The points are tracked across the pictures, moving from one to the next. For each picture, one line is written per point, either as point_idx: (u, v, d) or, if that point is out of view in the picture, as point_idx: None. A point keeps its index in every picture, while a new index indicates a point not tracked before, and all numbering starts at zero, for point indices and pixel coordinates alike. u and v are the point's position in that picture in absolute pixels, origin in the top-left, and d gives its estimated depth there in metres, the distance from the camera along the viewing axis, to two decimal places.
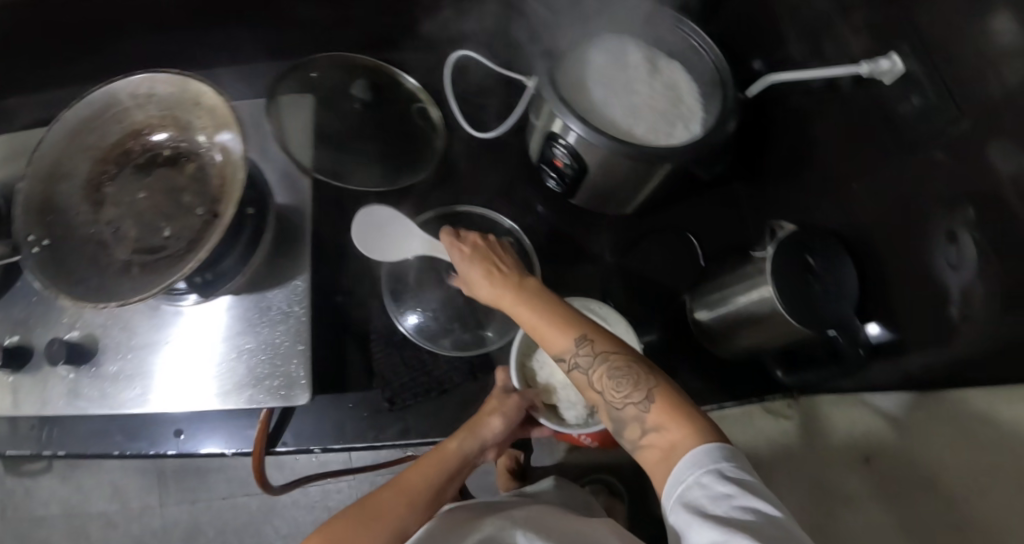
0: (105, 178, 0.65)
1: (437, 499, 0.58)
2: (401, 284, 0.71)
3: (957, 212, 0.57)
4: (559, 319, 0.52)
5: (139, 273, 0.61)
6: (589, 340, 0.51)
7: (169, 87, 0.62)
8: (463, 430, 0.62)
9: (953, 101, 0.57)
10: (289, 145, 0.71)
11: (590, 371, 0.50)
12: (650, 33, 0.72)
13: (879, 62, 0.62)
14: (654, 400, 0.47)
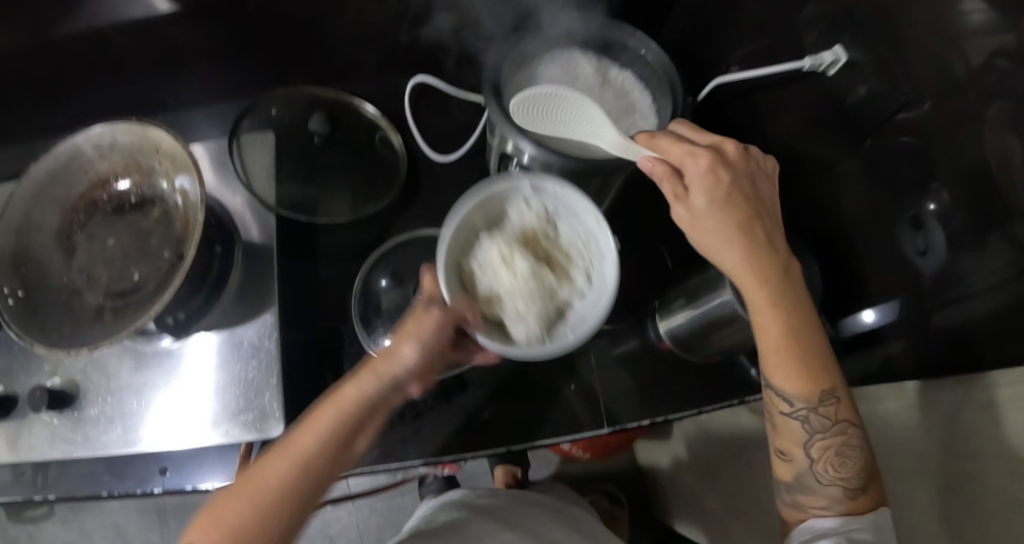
0: (74, 228, 0.66)
1: (341, 454, 0.48)
2: (371, 312, 0.72)
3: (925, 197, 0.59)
4: (801, 348, 0.51)
5: (111, 318, 0.62)
6: (834, 400, 0.52)
7: (129, 136, 0.64)
8: (366, 370, 0.51)
9: (900, 89, 0.60)
10: (252, 181, 0.73)
11: (815, 431, 0.52)
12: (601, 45, 0.73)
13: (823, 55, 0.65)
14: (858, 491, 0.52)
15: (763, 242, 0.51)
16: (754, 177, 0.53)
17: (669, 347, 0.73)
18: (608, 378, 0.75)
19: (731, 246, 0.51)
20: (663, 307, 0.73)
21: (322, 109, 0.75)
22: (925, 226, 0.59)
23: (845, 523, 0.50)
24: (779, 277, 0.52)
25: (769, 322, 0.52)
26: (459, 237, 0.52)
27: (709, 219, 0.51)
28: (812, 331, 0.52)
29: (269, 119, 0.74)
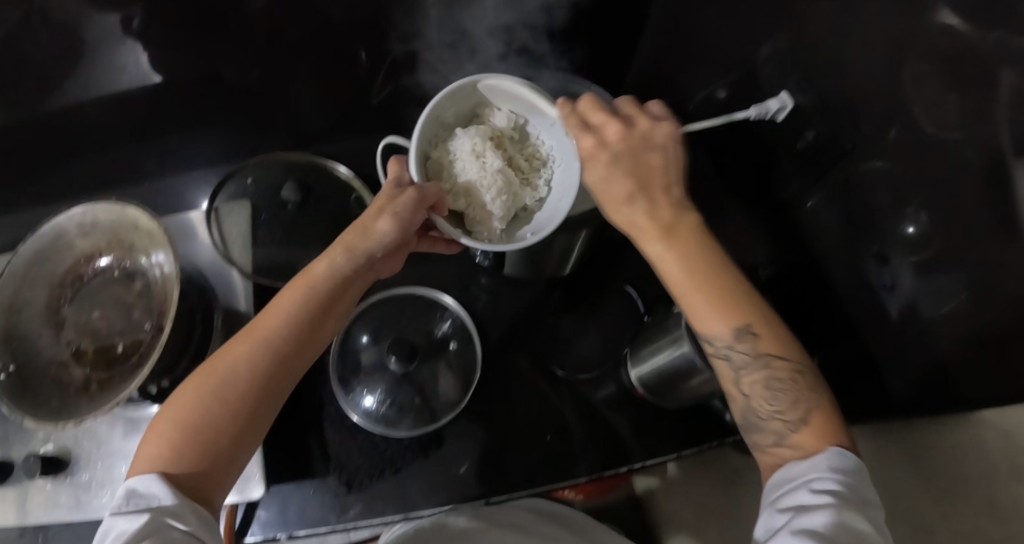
0: (61, 301, 0.70)
1: (314, 324, 0.55)
2: (349, 371, 0.74)
3: (899, 221, 0.59)
4: (712, 288, 0.52)
5: (97, 390, 0.65)
6: (754, 337, 0.51)
7: (109, 216, 0.67)
8: (339, 245, 0.56)
9: (846, 134, 0.63)
10: (228, 249, 0.77)
11: (742, 370, 0.52)
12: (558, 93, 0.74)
13: (771, 103, 0.62)
14: (803, 420, 0.50)
15: (651, 204, 0.53)
16: (644, 148, 0.54)
17: (642, 394, 0.75)
18: (585, 426, 0.75)
19: (625, 214, 0.53)
20: (634, 357, 0.74)
21: (295, 175, 0.78)
22: (896, 254, 0.61)
23: (801, 463, 0.48)
24: (672, 231, 0.53)
25: (675, 272, 0.52)
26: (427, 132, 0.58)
27: (608, 192, 0.54)
28: (722, 273, 0.52)
29: (246, 188, 0.77)
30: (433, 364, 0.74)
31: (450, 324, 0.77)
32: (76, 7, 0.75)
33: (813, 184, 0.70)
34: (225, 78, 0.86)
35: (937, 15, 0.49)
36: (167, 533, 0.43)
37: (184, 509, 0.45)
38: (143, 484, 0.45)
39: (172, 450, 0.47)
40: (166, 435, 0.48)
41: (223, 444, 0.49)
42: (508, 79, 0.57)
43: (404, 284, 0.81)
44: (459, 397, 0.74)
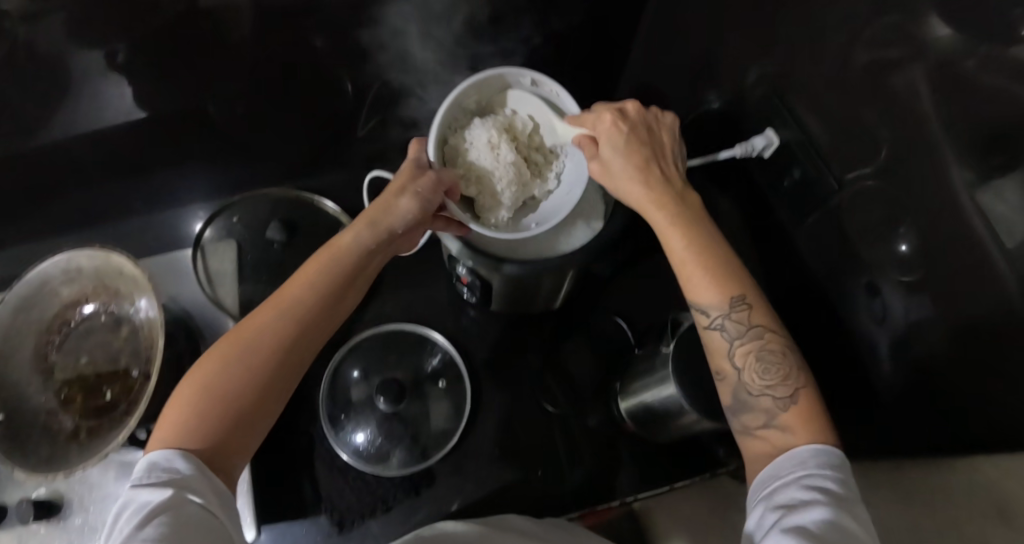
0: (49, 347, 0.69)
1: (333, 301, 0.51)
2: (338, 410, 0.75)
3: (894, 236, 0.55)
4: (709, 257, 0.49)
5: (86, 437, 0.65)
6: (747, 305, 0.47)
7: (93, 261, 0.67)
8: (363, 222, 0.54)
9: (830, 172, 0.63)
10: (217, 290, 0.77)
11: (735, 341, 0.47)
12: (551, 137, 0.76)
13: (757, 140, 0.71)
14: (796, 395, 0.45)
15: (658, 177, 0.53)
16: (649, 131, 0.56)
17: (633, 427, 0.75)
18: (574, 461, 0.76)
19: (632, 186, 0.53)
20: (622, 388, 0.75)
21: (281, 213, 0.82)
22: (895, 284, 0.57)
23: (801, 448, 0.42)
24: (677, 200, 0.52)
25: (675, 238, 0.50)
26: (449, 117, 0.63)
27: (614, 163, 0.54)
28: (719, 245, 0.50)
29: (231, 228, 0.80)
30: (422, 402, 0.75)
31: (438, 360, 0.78)
32: (63, 46, 0.70)
33: (802, 221, 0.71)
34: (210, 113, 0.86)
35: (924, 33, 0.45)
36: (189, 512, 0.39)
37: (206, 487, 0.41)
38: (166, 456, 0.41)
39: (193, 420, 0.43)
40: (187, 404, 0.44)
41: (249, 416, 0.45)
42: (529, 76, 0.64)
43: (393, 320, 0.82)
44: (449, 432, 0.75)
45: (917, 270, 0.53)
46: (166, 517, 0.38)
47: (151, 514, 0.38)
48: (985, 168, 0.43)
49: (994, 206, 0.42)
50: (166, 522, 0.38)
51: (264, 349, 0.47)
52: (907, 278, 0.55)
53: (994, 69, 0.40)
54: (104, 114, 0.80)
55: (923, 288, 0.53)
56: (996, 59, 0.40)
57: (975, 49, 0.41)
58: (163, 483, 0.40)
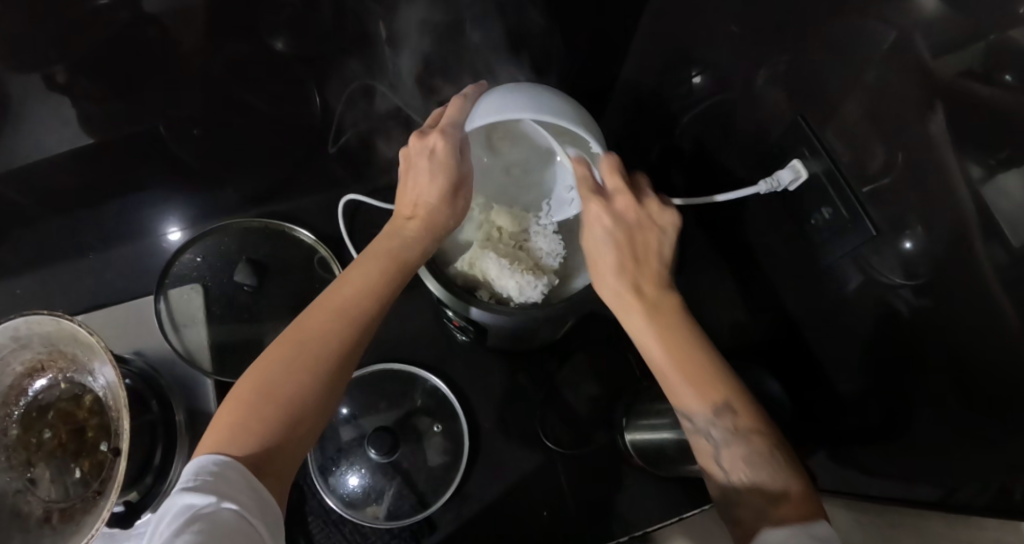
0: (8, 421, 0.64)
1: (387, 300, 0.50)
2: (329, 457, 0.70)
3: (897, 237, 0.52)
4: (691, 364, 0.44)
5: (59, 520, 0.60)
6: (732, 409, 0.42)
7: (48, 327, 0.59)
8: (416, 219, 0.54)
9: (866, 216, 0.54)
10: (185, 342, 0.72)
11: (721, 445, 0.43)
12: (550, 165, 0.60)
13: (783, 174, 0.60)
14: (788, 495, 0.39)
15: (638, 273, 0.48)
16: (634, 228, 0.48)
17: (641, 462, 0.70)
18: (578, 494, 0.73)
19: (608, 286, 0.48)
20: (629, 422, 0.70)
21: (249, 251, 0.76)
22: (894, 296, 0.55)
23: (776, 531, 0.36)
24: (656, 300, 0.46)
25: (650, 342, 0.45)
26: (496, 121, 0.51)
27: (596, 263, 0.49)
28: (702, 343, 0.45)
29: (196, 268, 0.75)
30: (417, 446, 0.71)
31: (435, 403, 0.74)
32: None
33: (817, 270, 0.64)
34: (166, 136, 0.79)
35: (938, 27, 0.43)
36: (226, 522, 0.36)
37: (245, 495, 0.38)
38: (213, 458, 0.39)
39: (252, 423, 0.42)
40: (249, 410, 0.42)
41: (307, 420, 0.44)
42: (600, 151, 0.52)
43: (381, 358, 0.78)
44: (448, 477, 0.71)
45: (935, 287, 0.50)
46: (200, 526, 0.35)
47: (186, 522, 0.35)
48: (989, 162, 0.42)
49: (997, 201, 0.42)
50: (200, 531, 0.35)
51: (322, 361, 0.45)
52: (908, 281, 0.52)
53: (1010, 57, 0.39)
54: (44, 142, 0.73)
55: (942, 303, 0.50)
56: (1005, 46, 0.39)
57: (984, 33, 0.40)
58: (204, 489, 0.37)
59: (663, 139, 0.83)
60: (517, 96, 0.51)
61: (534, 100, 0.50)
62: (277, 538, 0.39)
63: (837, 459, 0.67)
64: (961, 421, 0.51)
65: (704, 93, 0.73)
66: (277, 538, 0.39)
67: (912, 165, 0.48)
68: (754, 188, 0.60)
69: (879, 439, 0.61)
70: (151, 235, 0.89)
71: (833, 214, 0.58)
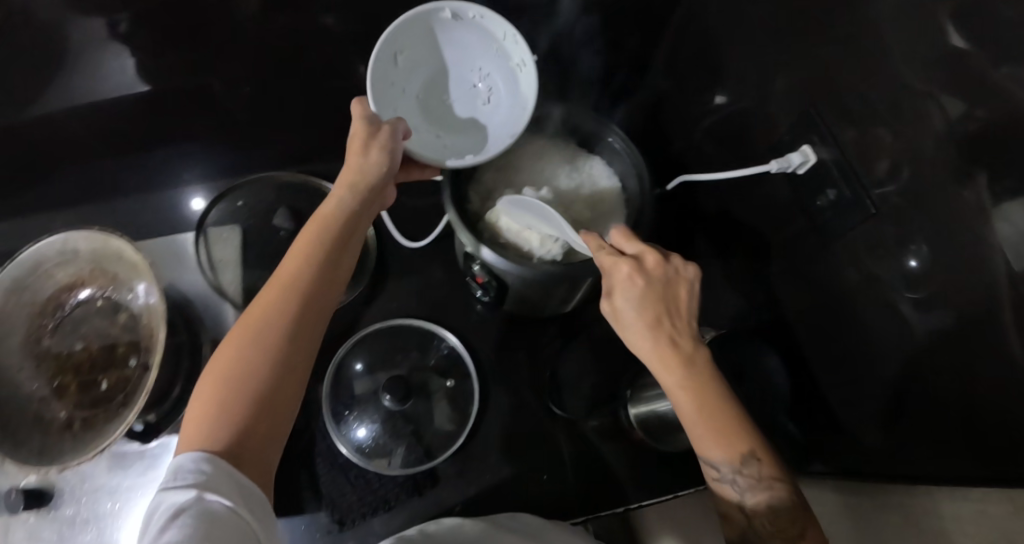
0: (43, 331, 0.67)
1: (329, 267, 0.50)
2: (342, 405, 0.73)
3: (901, 254, 0.55)
4: (725, 423, 0.44)
5: (80, 429, 0.62)
6: (757, 460, 0.44)
7: (92, 243, 0.63)
8: (342, 185, 0.52)
9: (867, 198, 0.57)
10: (220, 280, 0.74)
11: (744, 492, 0.45)
12: (489, 104, 0.65)
13: (791, 156, 0.63)
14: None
15: (675, 329, 0.46)
16: (669, 282, 0.47)
17: (642, 435, 0.73)
18: (577, 465, 0.75)
19: (641, 343, 0.46)
20: (634, 395, 0.73)
21: (286, 200, 0.77)
22: (896, 303, 0.57)
23: None
24: (691, 357, 0.45)
25: (683, 400, 0.45)
26: (391, 47, 0.60)
27: (627, 317, 0.47)
28: (729, 397, 0.45)
29: (235, 211, 0.76)
30: (426, 401, 0.73)
31: (452, 362, 0.76)
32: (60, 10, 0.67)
33: (817, 255, 0.66)
34: (217, 91, 0.83)
35: (940, 32, 0.46)
36: (212, 513, 0.39)
37: (230, 489, 0.40)
38: (193, 458, 0.41)
39: (222, 419, 0.43)
40: (216, 405, 0.43)
41: (268, 405, 0.44)
42: (487, 20, 0.61)
43: (400, 316, 0.81)
44: (453, 434, 0.73)
45: (934, 292, 0.52)
46: (188, 520, 0.38)
47: (174, 517, 0.38)
48: (996, 190, 0.45)
49: (1002, 230, 0.45)
50: (190, 522, 0.38)
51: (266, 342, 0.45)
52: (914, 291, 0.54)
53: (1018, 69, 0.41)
54: (101, 86, 0.79)
55: (943, 318, 0.52)
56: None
57: (1002, 63, 0.43)
58: (188, 486, 0.40)
59: (683, 136, 0.87)
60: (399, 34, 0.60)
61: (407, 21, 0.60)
62: (268, 519, 0.43)
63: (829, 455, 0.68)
64: (948, 420, 0.53)
65: (725, 114, 0.78)
66: (267, 520, 0.42)
67: (917, 164, 0.51)
68: (763, 166, 0.65)
69: (865, 428, 0.64)
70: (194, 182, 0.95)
71: (835, 196, 0.61)
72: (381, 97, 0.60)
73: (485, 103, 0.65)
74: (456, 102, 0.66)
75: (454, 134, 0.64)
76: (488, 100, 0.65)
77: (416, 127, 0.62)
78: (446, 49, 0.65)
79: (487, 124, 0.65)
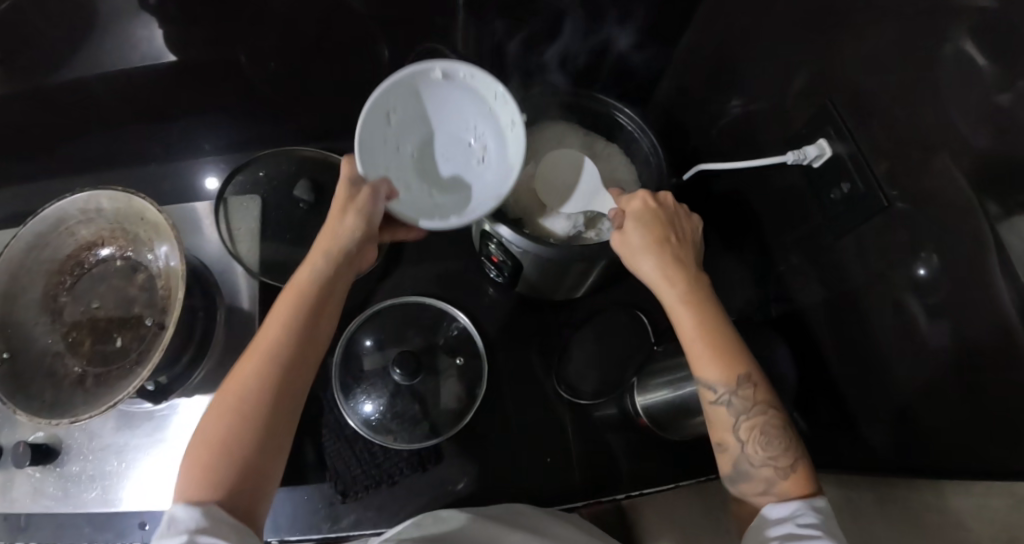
0: (60, 288, 0.68)
1: (309, 328, 0.54)
2: (350, 377, 0.73)
3: (911, 262, 0.56)
4: (722, 342, 0.52)
5: (92, 385, 0.63)
6: (751, 382, 0.51)
7: (115, 203, 0.64)
8: (319, 253, 0.57)
9: (881, 191, 0.57)
10: (238, 247, 0.75)
11: (740, 416, 0.51)
12: (484, 163, 0.60)
13: (807, 149, 0.64)
14: (792, 468, 0.50)
15: (679, 259, 0.55)
16: (674, 221, 0.57)
17: (647, 423, 0.73)
18: (582, 448, 0.76)
19: (650, 268, 0.55)
20: (639, 384, 0.73)
21: (307, 172, 0.78)
22: (905, 303, 0.58)
23: (805, 514, 0.47)
24: (693, 283, 0.54)
25: (687, 319, 0.53)
26: (379, 109, 0.57)
27: (639, 244, 0.55)
28: (725, 324, 0.53)
29: (255, 182, 0.76)
30: (432, 379, 0.73)
31: (462, 341, 0.77)
32: None
33: (830, 251, 0.67)
34: (243, 66, 0.84)
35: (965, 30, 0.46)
36: None
37: (219, 530, 0.44)
38: (182, 510, 0.44)
39: (213, 474, 0.47)
40: (206, 463, 0.47)
41: (255, 455, 0.49)
42: (479, 79, 0.58)
43: (413, 294, 0.81)
44: (460, 413, 0.74)
45: (947, 300, 0.53)
46: None
47: None
48: (1006, 204, 0.46)
49: (1012, 243, 0.45)
50: None
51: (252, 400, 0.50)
52: (926, 289, 0.55)
53: None
54: (127, 54, 0.79)
55: (947, 331, 0.53)
56: None
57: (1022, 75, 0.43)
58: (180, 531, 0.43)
59: (700, 131, 0.88)
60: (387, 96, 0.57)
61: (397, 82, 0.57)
62: None
63: (836, 451, 0.68)
64: (950, 425, 0.54)
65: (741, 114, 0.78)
66: None
67: (936, 162, 0.51)
68: (778, 157, 0.65)
69: (869, 424, 0.64)
70: (215, 153, 0.96)
71: (850, 190, 0.61)
72: (366, 157, 0.56)
73: (478, 163, 0.60)
74: (448, 163, 0.60)
75: (445, 197, 0.59)
76: (484, 161, 0.60)
77: (403, 193, 0.58)
78: (435, 109, 0.60)
79: (475, 185, 0.59)
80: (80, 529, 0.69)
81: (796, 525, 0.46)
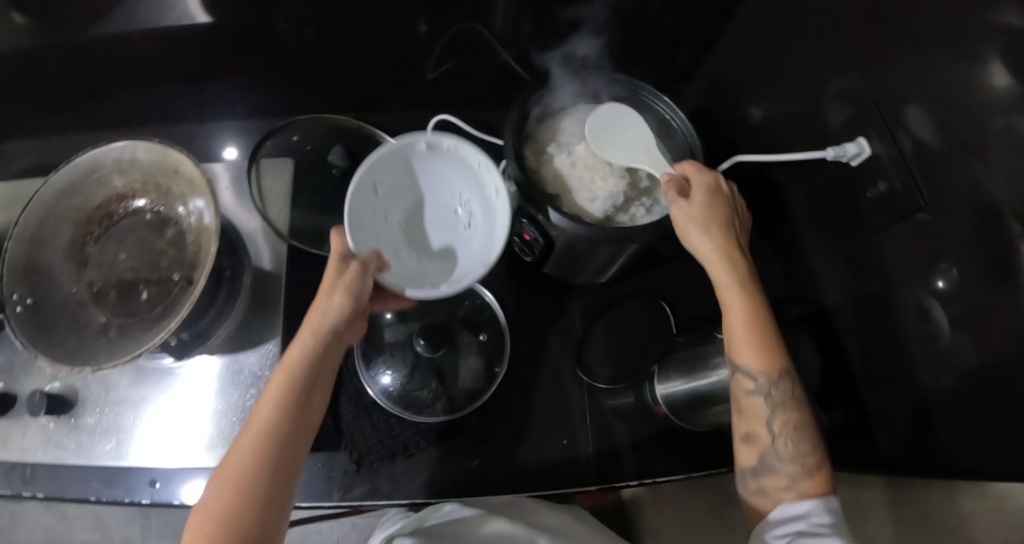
0: (88, 238, 0.68)
1: (305, 403, 0.53)
2: (372, 347, 0.73)
3: (930, 275, 0.57)
4: (767, 335, 0.54)
5: (116, 335, 0.63)
6: (789, 378, 0.54)
7: (151, 154, 0.64)
8: (307, 330, 0.54)
9: (918, 193, 0.57)
10: (267, 209, 0.75)
11: (773, 409, 0.54)
12: (470, 228, 0.63)
13: (847, 147, 0.63)
14: (816, 470, 0.53)
15: (734, 245, 0.57)
16: (733, 207, 0.59)
17: (665, 412, 0.73)
18: (598, 433, 0.76)
19: (707, 245, 0.57)
20: (660, 372, 0.72)
21: (341, 141, 0.77)
22: (929, 306, 0.58)
23: (818, 513, 0.50)
24: (746, 270, 0.57)
25: (737, 303, 0.55)
26: (366, 181, 0.60)
27: (702, 214, 0.57)
28: (769, 317, 0.56)
29: (289, 146, 0.76)
30: (453, 355, 0.73)
31: (485, 317, 0.78)
32: None
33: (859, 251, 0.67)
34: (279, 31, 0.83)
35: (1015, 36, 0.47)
36: None
37: None
38: None
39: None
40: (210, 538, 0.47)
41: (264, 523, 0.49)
42: (461, 151, 0.62)
43: None
44: (477, 391, 0.74)
45: (970, 305, 0.54)
46: None
47: None
48: None
49: None
50: None
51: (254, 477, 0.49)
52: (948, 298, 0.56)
53: None
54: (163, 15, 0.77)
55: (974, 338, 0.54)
56: None
57: None
58: None
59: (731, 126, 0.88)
60: (378, 168, 0.60)
61: (385, 155, 0.60)
62: None
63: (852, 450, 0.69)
64: (967, 430, 0.55)
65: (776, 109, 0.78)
66: None
67: (974, 166, 0.51)
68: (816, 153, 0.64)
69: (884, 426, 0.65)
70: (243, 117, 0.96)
71: (885, 191, 0.61)
72: (356, 231, 0.57)
73: (465, 229, 0.63)
74: (435, 230, 0.63)
75: (435, 262, 0.62)
76: (470, 227, 0.63)
77: (394, 259, 0.59)
78: (423, 179, 0.64)
79: (463, 251, 0.62)
80: (87, 485, 0.67)
81: (808, 524, 0.49)
